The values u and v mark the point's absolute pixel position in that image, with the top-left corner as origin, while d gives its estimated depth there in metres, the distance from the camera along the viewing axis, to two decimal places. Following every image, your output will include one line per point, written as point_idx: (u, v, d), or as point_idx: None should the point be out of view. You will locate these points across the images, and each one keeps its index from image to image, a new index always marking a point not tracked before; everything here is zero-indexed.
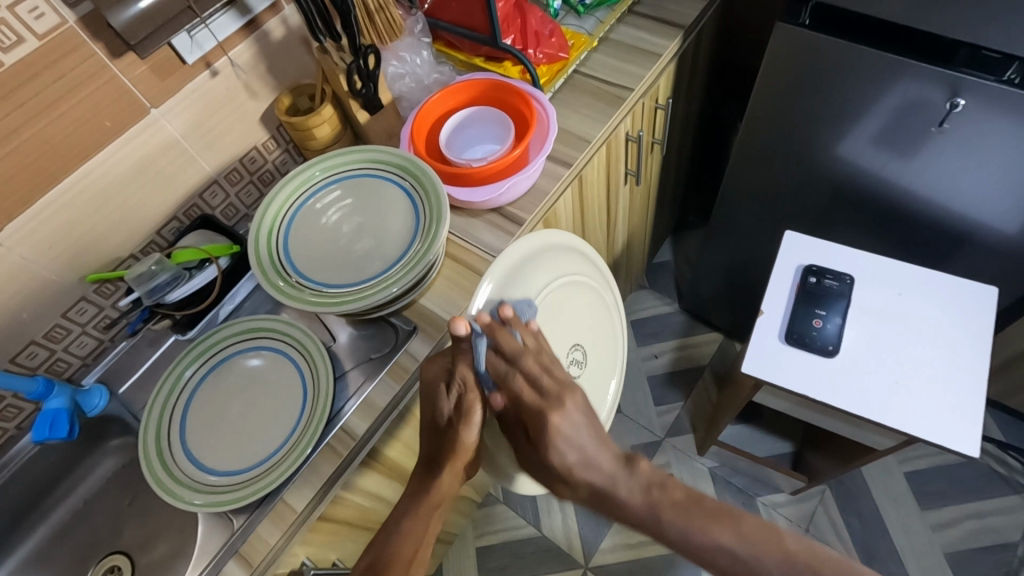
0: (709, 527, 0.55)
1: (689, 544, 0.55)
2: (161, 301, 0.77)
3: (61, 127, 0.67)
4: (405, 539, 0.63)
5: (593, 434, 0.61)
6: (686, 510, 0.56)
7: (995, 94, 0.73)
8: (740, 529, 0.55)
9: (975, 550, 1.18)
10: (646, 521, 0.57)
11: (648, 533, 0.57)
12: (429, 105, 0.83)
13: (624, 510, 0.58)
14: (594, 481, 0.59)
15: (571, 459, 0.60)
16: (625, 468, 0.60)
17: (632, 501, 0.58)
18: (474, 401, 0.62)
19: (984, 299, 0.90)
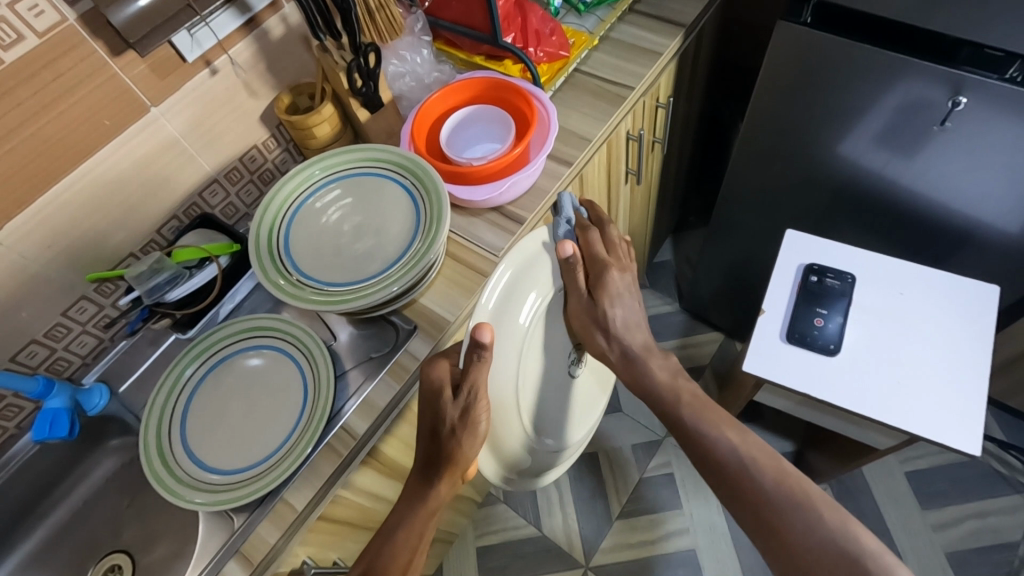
0: (719, 428, 0.67)
1: (699, 437, 0.68)
2: (161, 300, 0.77)
3: (60, 126, 0.67)
4: (399, 546, 0.64)
5: (638, 304, 0.75)
6: (700, 408, 0.70)
7: (998, 92, 0.73)
8: (744, 438, 0.66)
9: (975, 550, 1.18)
10: (668, 397, 0.72)
11: (666, 405, 0.72)
12: (428, 104, 0.83)
13: (648, 378, 0.73)
14: (629, 342, 0.74)
15: (615, 325, 0.73)
16: (658, 353, 0.75)
17: (656, 377, 0.73)
18: (480, 412, 0.61)
19: (986, 298, 0.90)
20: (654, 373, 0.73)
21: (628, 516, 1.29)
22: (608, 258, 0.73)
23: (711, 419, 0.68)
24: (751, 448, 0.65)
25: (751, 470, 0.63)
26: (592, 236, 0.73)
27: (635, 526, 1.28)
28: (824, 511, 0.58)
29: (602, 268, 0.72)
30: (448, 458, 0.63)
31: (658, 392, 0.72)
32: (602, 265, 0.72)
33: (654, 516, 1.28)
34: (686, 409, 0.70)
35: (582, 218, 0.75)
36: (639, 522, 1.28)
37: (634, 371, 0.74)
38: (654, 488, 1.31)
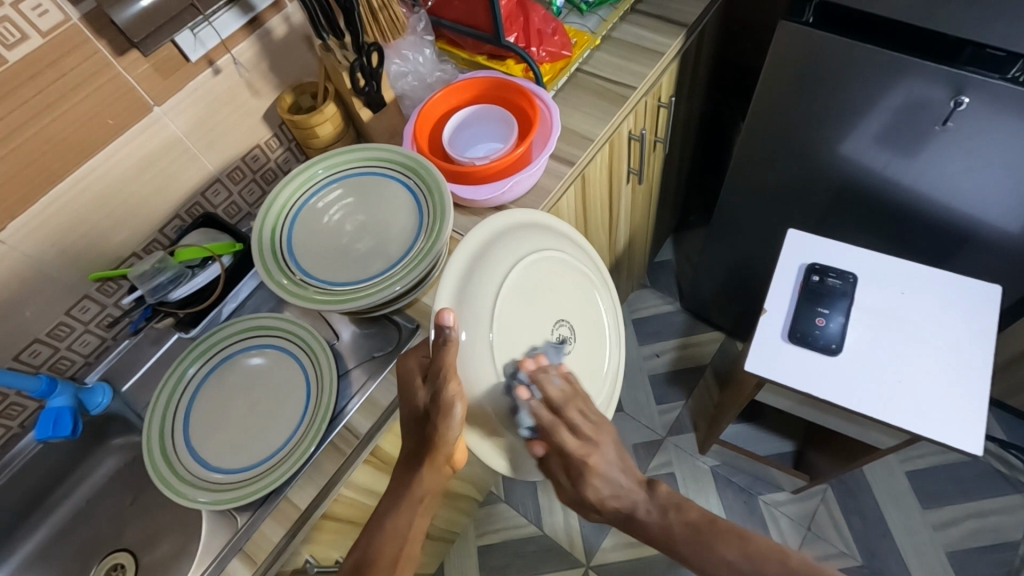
0: (716, 544, 0.63)
1: (704, 559, 0.64)
2: (163, 300, 0.77)
3: (63, 126, 0.67)
4: (389, 538, 0.64)
5: (621, 467, 0.68)
6: (694, 535, 0.65)
7: (999, 92, 0.73)
8: (746, 547, 0.62)
9: (975, 550, 1.18)
10: (661, 536, 0.66)
11: (660, 544, 0.67)
12: (431, 104, 0.83)
13: (641, 526, 0.67)
14: (622, 506, 0.67)
15: (601, 494, 0.67)
16: (646, 491, 0.68)
17: (649, 521, 0.67)
18: (452, 399, 0.57)
19: (988, 297, 0.90)
20: (643, 516, 0.67)
21: None
22: (579, 435, 0.64)
23: (710, 543, 0.64)
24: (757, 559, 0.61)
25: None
26: (562, 436, 0.63)
27: None
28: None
29: (582, 461, 0.65)
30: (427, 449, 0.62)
31: (652, 534, 0.67)
32: (580, 456, 0.64)
33: None
34: (685, 539, 0.65)
35: (557, 386, 0.63)
36: None
37: (632, 523, 0.68)
38: None
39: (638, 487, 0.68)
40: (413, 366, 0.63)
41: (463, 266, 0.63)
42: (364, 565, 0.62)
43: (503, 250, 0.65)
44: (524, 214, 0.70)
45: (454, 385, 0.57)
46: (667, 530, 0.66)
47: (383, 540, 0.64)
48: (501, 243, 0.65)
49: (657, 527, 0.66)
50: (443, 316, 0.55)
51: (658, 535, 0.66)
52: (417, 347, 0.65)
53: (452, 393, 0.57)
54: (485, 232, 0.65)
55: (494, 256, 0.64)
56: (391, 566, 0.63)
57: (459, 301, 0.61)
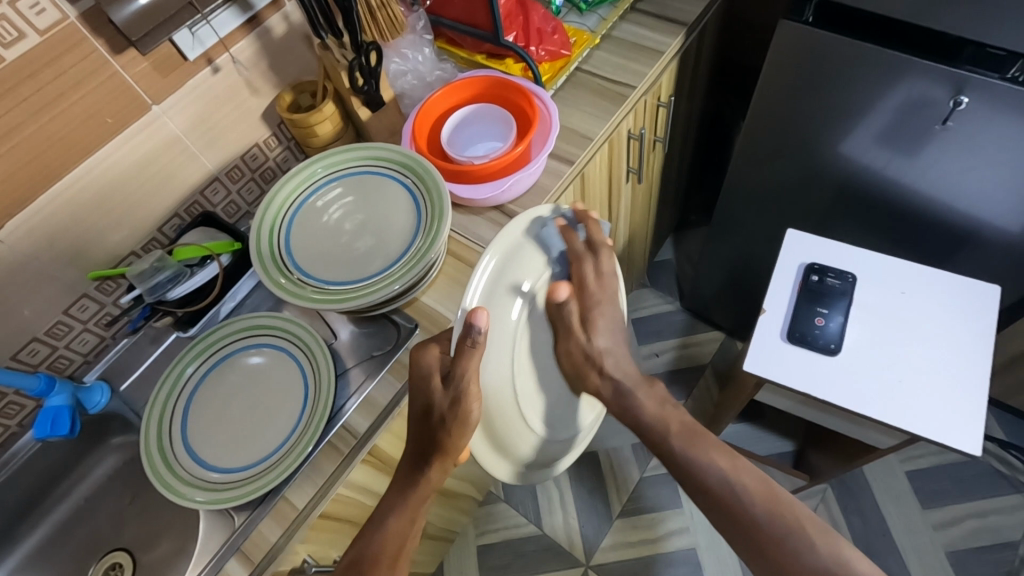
0: (710, 453, 0.66)
1: (693, 463, 0.66)
2: (161, 299, 0.76)
3: (61, 124, 0.67)
4: (391, 536, 0.63)
5: (623, 340, 0.72)
6: (689, 437, 0.67)
7: (999, 92, 0.73)
8: (735, 461, 0.65)
9: (975, 550, 1.18)
10: (658, 428, 0.69)
11: (653, 436, 0.69)
12: (431, 102, 0.83)
13: (637, 417, 0.70)
14: (618, 377, 0.70)
15: (605, 365, 0.70)
16: (646, 384, 0.71)
17: (647, 411, 0.69)
18: (471, 397, 0.57)
19: (987, 298, 0.89)
20: (645, 402, 0.69)
21: (628, 515, 1.29)
22: (590, 291, 0.69)
23: (702, 446, 0.66)
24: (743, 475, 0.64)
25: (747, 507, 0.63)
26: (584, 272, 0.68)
27: (635, 525, 1.28)
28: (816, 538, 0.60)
29: (592, 308, 0.69)
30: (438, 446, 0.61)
31: (647, 418, 0.69)
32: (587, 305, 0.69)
33: (654, 515, 1.28)
34: (677, 441, 0.67)
35: (582, 240, 0.68)
36: (639, 521, 1.28)
37: (632, 416, 0.70)
38: (655, 487, 1.31)
39: (640, 382, 0.71)
40: (430, 361, 0.62)
41: (496, 262, 0.61)
42: (362, 563, 0.61)
43: (531, 252, 0.65)
44: (550, 212, 0.69)
45: (472, 386, 0.57)
46: (665, 429, 0.68)
47: (384, 537, 0.63)
48: (530, 245, 0.65)
49: (657, 424, 0.69)
50: (475, 314, 0.55)
51: (652, 421, 0.69)
52: (434, 341, 0.64)
53: (471, 395, 0.57)
54: (517, 231, 0.64)
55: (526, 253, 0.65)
56: (390, 565, 0.62)
57: (494, 299, 0.60)
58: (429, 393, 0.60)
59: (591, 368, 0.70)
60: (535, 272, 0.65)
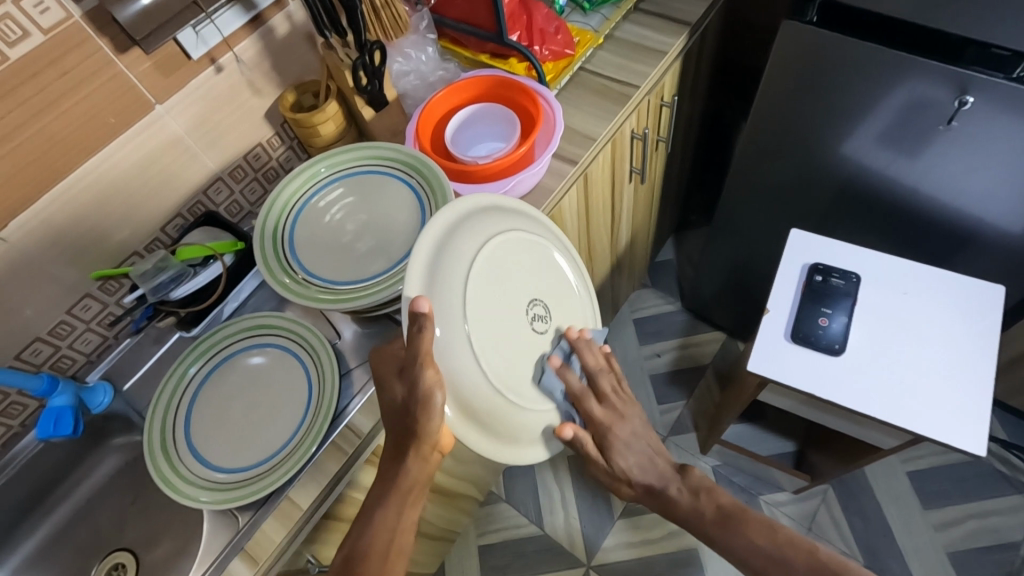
0: (749, 528, 0.71)
1: (736, 548, 0.71)
2: (165, 299, 0.76)
3: (65, 123, 0.67)
4: (377, 531, 0.63)
5: (643, 443, 0.78)
6: (722, 519, 0.73)
7: (1004, 92, 0.73)
8: (774, 535, 0.70)
9: (977, 550, 1.18)
10: (693, 519, 0.75)
11: (698, 531, 0.74)
12: (434, 102, 0.83)
13: (672, 505, 0.77)
14: (648, 480, 0.78)
15: (625, 464, 0.77)
16: (678, 473, 0.78)
17: (682, 501, 0.76)
18: (430, 384, 0.56)
19: (990, 298, 0.89)
20: (676, 496, 0.77)
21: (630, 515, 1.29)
22: (609, 406, 0.75)
23: (740, 527, 0.72)
24: (784, 546, 0.69)
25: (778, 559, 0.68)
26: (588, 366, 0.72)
27: (637, 526, 1.28)
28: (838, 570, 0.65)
29: (607, 430, 0.74)
30: (412, 439, 0.60)
31: (682, 513, 0.76)
32: (604, 426, 0.74)
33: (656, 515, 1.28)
34: (714, 525, 0.73)
35: (589, 364, 0.72)
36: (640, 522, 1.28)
37: (662, 501, 0.78)
38: None
39: (669, 476, 0.78)
40: (388, 358, 0.62)
41: (424, 267, 0.58)
42: (353, 558, 0.61)
43: (461, 239, 0.61)
44: (480, 196, 0.66)
45: (431, 371, 0.56)
46: (701, 518, 0.74)
47: (374, 533, 0.63)
48: (459, 233, 0.62)
49: (691, 515, 0.75)
50: (417, 304, 0.54)
51: (687, 514, 0.75)
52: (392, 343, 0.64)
53: (430, 381, 0.55)
54: (440, 225, 0.61)
55: (463, 239, 0.62)
56: (382, 562, 0.62)
57: (433, 299, 0.57)
58: (390, 390, 0.60)
59: (619, 453, 0.76)
60: (474, 257, 0.62)
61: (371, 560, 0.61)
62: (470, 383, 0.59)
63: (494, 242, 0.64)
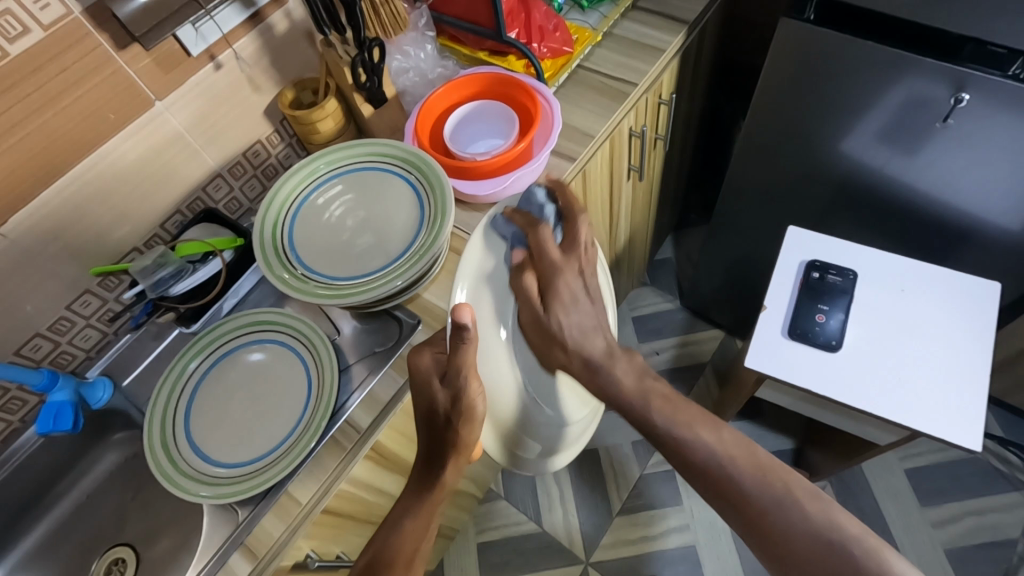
0: (693, 426, 0.61)
1: (678, 446, 0.61)
2: (164, 295, 0.76)
3: (65, 120, 0.67)
4: (408, 536, 0.63)
5: (596, 324, 0.69)
6: (673, 414, 0.63)
7: (1000, 88, 0.73)
8: (719, 435, 0.60)
9: (974, 547, 1.19)
10: (635, 404, 0.64)
11: (636, 416, 0.64)
12: (434, 99, 0.83)
13: (611, 383, 0.66)
14: (588, 356, 0.68)
15: (570, 337, 0.68)
16: (623, 357, 0.68)
17: (624, 383, 0.66)
18: (474, 393, 0.60)
19: (987, 295, 0.90)
20: (619, 375, 0.66)
21: (628, 512, 1.30)
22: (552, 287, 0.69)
23: (686, 422, 0.62)
24: (731, 451, 0.59)
25: (729, 467, 0.58)
26: (540, 241, 0.68)
27: (635, 522, 1.28)
28: (805, 504, 0.55)
29: (550, 281, 0.68)
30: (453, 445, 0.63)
31: (626, 402, 0.65)
32: (552, 269, 0.68)
33: (654, 512, 1.29)
34: (660, 415, 0.63)
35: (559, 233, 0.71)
36: (639, 519, 1.28)
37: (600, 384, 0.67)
38: (654, 485, 1.32)
39: (613, 356, 0.68)
40: (426, 363, 0.62)
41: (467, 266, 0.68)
42: (379, 562, 0.61)
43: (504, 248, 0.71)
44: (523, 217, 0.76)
45: (476, 383, 0.60)
46: (643, 405, 0.64)
47: (403, 539, 0.63)
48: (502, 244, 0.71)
49: (634, 401, 0.64)
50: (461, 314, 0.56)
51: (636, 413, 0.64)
52: (427, 343, 0.64)
53: (474, 389, 0.59)
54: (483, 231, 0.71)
55: (503, 252, 0.72)
56: (407, 567, 0.61)
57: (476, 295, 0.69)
58: (432, 393, 0.61)
59: (572, 332, 0.68)
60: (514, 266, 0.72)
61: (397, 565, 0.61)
62: (499, 379, 0.71)
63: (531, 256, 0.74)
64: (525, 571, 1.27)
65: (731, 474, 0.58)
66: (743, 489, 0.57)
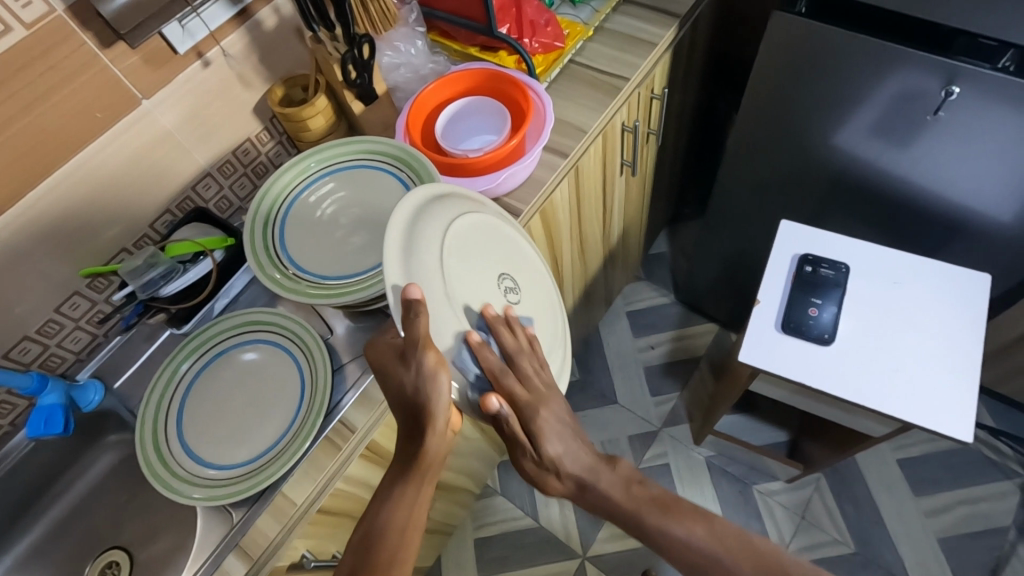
0: (673, 523, 0.63)
1: (652, 536, 0.64)
2: (155, 295, 0.75)
3: (51, 119, 0.66)
4: (398, 510, 0.62)
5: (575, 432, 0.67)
6: (663, 508, 0.64)
7: (989, 81, 0.74)
8: (712, 527, 0.63)
9: (966, 536, 1.20)
10: (622, 509, 0.65)
11: (626, 522, 0.65)
12: (425, 95, 0.82)
13: (605, 498, 0.66)
14: (578, 470, 0.66)
15: (563, 464, 0.66)
16: (607, 465, 0.68)
17: (615, 493, 0.65)
18: (433, 369, 0.56)
19: (978, 286, 0.90)
20: (609, 488, 0.66)
21: None
22: (537, 386, 0.63)
23: (673, 516, 0.63)
24: (720, 538, 0.62)
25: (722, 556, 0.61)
26: (517, 369, 0.62)
27: None
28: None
29: (531, 411, 0.62)
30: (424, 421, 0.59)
31: (614, 509, 0.65)
32: (530, 407, 0.62)
33: None
34: (650, 512, 0.64)
35: (512, 343, 0.62)
36: None
37: (592, 495, 0.66)
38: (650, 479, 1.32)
39: (600, 464, 0.67)
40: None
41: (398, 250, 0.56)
42: (371, 537, 0.61)
43: (429, 219, 0.61)
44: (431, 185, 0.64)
45: (432, 354, 0.55)
46: (634, 506, 0.64)
47: (396, 510, 0.62)
48: (424, 217, 0.60)
49: (625, 509, 0.65)
50: (411, 291, 0.53)
51: (620, 509, 0.65)
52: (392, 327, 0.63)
53: (432, 364, 0.55)
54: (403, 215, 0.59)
55: (428, 223, 0.60)
56: (398, 540, 0.60)
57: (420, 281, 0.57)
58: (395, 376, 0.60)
59: (548, 472, 0.67)
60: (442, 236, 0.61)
61: (388, 541, 0.60)
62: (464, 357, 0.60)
63: (459, 221, 0.64)
64: (522, 566, 1.28)
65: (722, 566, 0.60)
66: (732, 575, 0.59)
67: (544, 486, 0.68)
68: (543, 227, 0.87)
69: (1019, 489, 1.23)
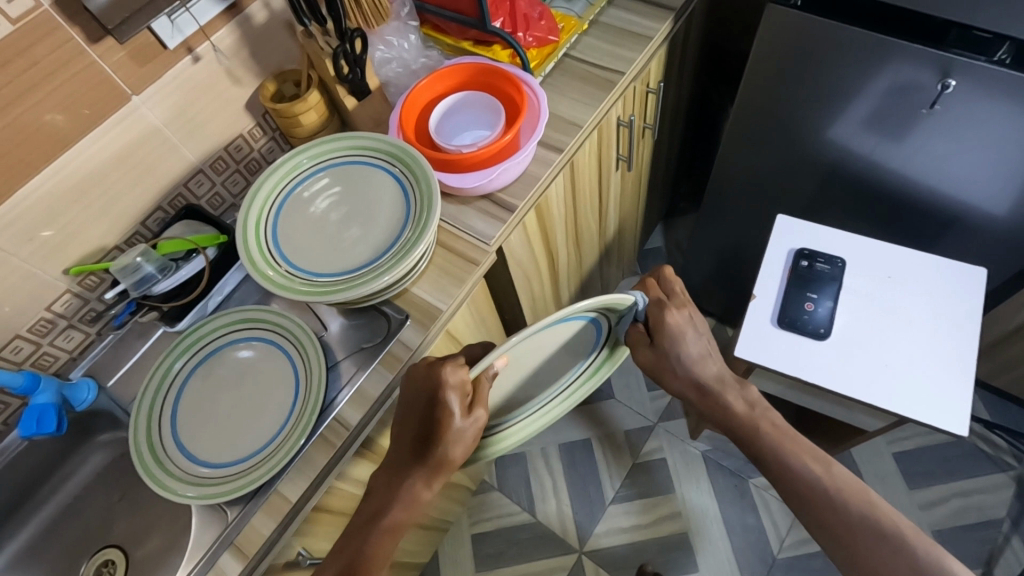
0: (801, 457, 0.69)
1: (785, 466, 0.69)
2: (147, 293, 0.76)
3: (38, 115, 0.65)
4: (402, 502, 0.62)
5: (707, 338, 0.70)
6: (782, 440, 0.70)
7: (986, 74, 0.73)
8: (830, 468, 0.68)
9: (961, 528, 1.20)
10: (749, 428, 0.70)
11: (744, 437, 0.71)
12: (417, 91, 0.82)
13: (725, 407, 0.71)
14: (706, 381, 0.71)
15: (692, 367, 0.69)
16: (738, 383, 0.72)
17: (736, 412, 0.71)
18: (451, 411, 0.57)
19: (974, 279, 0.90)
20: (734, 403, 0.71)
21: (622, 500, 1.30)
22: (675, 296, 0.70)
23: (794, 450, 0.69)
24: (837, 476, 0.68)
25: (834, 493, 0.66)
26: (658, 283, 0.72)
27: (630, 510, 1.29)
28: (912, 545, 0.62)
29: (664, 315, 0.68)
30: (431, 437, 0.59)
31: (733, 425, 0.71)
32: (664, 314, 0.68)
33: (649, 500, 1.29)
34: (769, 437, 0.70)
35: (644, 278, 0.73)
36: (634, 506, 1.29)
37: (716, 401, 0.71)
38: (646, 473, 1.32)
39: (731, 383, 0.72)
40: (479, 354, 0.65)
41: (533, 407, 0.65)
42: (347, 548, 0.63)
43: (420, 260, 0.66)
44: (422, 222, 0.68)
45: (457, 402, 0.57)
46: (755, 431, 0.70)
47: (397, 506, 0.62)
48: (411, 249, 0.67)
49: (747, 427, 0.70)
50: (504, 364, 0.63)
51: (742, 424, 0.71)
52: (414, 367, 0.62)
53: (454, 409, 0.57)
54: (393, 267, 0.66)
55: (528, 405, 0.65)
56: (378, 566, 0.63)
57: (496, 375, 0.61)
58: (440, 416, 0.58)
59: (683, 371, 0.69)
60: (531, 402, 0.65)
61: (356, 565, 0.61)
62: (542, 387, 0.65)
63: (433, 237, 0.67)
64: (519, 561, 1.28)
65: (839, 507, 0.66)
66: (847, 511, 0.65)
67: (662, 380, 0.71)
68: (539, 222, 0.87)
69: (1013, 481, 1.23)
